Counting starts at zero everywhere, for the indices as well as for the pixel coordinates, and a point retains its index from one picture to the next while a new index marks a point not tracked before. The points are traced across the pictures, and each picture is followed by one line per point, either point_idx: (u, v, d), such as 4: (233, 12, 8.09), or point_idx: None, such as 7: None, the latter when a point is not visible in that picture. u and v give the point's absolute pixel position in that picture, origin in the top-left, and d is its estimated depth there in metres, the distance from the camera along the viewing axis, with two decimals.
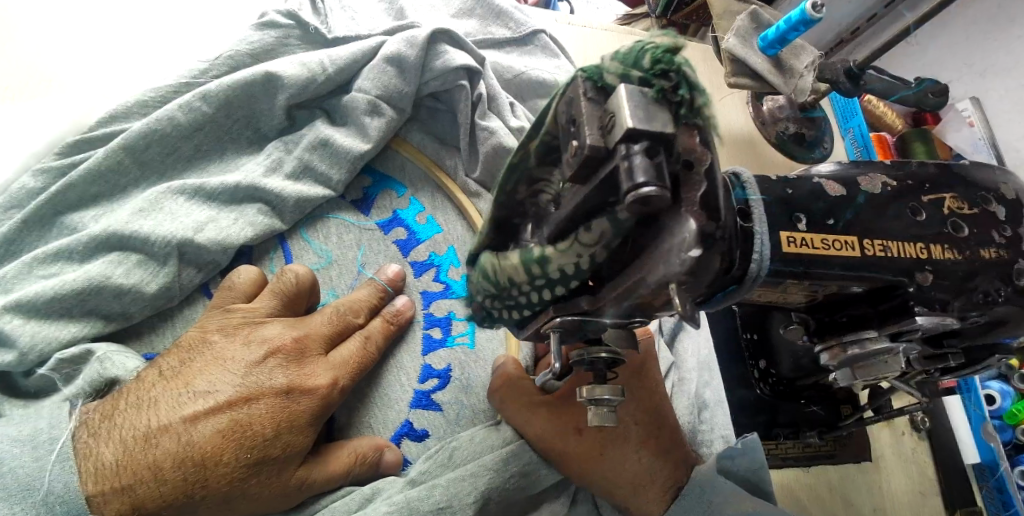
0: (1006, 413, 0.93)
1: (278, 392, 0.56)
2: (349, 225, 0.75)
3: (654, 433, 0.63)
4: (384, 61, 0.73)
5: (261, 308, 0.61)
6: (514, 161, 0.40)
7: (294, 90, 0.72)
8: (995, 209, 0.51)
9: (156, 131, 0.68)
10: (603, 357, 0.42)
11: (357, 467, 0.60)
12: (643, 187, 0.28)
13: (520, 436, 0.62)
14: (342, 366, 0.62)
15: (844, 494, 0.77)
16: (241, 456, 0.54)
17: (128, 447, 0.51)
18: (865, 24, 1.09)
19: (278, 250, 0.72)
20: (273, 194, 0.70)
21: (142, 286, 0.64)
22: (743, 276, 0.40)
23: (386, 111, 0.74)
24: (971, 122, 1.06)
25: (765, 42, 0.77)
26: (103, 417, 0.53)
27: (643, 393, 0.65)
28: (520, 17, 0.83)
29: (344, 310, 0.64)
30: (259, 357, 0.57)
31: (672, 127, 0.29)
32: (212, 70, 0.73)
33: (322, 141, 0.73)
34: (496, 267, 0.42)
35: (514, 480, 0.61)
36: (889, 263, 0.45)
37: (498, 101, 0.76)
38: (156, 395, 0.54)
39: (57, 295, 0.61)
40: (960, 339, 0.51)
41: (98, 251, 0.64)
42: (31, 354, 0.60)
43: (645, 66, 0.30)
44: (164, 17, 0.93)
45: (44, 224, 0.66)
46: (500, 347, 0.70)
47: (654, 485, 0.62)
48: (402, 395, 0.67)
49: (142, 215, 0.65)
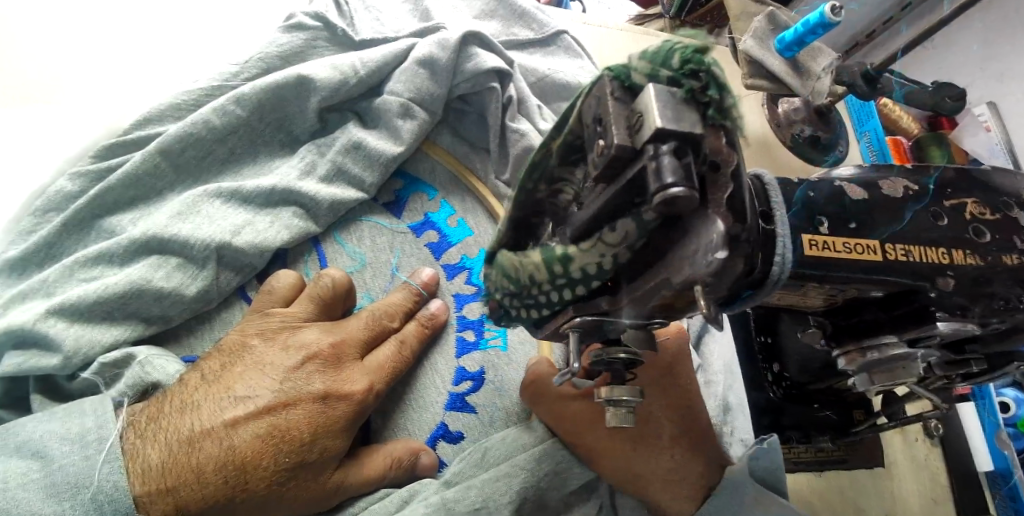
0: (1019, 421, 0.92)
1: (316, 397, 0.57)
2: (383, 227, 0.75)
3: (688, 431, 0.63)
4: (417, 63, 0.73)
5: (300, 313, 0.62)
6: (535, 160, 0.40)
7: (327, 92, 0.71)
8: (1016, 214, 0.51)
9: (192, 134, 0.68)
10: (620, 358, 0.42)
11: (392, 472, 0.60)
12: (671, 188, 0.28)
13: (551, 434, 0.62)
14: (379, 371, 0.62)
15: (856, 501, 0.77)
16: (280, 461, 0.54)
17: (172, 449, 0.51)
18: (882, 27, 1.08)
19: (313, 253, 0.72)
20: (308, 197, 0.70)
21: (182, 289, 0.64)
22: (764, 279, 0.40)
23: (419, 113, 0.74)
24: (988, 127, 1.08)
25: (783, 44, 0.76)
26: (149, 419, 0.54)
27: (678, 395, 0.64)
28: (543, 18, 0.83)
29: (379, 314, 0.64)
30: (298, 362, 0.58)
31: (700, 128, 0.29)
32: (243, 73, 0.73)
33: (354, 144, 0.73)
34: (516, 263, 0.42)
35: (548, 479, 0.60)
36: (907, 267, 0.44)
37: (527, 104, 0.77)
38: (199, 400, 0.55)
39: (101, 299, 0.61)
40: (979, 346, 0.50)
41: (138, 254, 0.64)
42: (76, 357, 0.60)
43: (674, 66, 0.30)
44: (187, 18, 0.92)
45: (83, 228, 0.66)
46: (532, 351, 0.69)
47: (689, 481, 0.61)
48: (437, 398, 0.67)
49: (181, 219, 0.66)
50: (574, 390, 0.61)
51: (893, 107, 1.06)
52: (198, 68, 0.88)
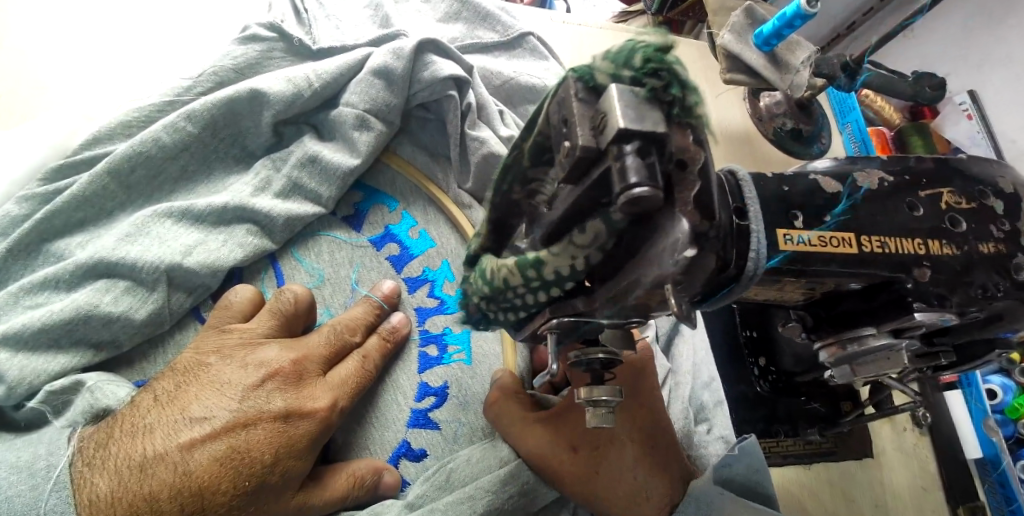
0: (1008, 407, 0.93)
1: (277, 415, 0.57)
2: (341, 242, 0.74)
3: (650, 448, 0.63)
4: (372, 74, 0.73)
5: (257, 329, 0.62)
6: (508, 161, 0.39)
7: (280, 106, 0.71)
8: (992, 203, 0.51)
9: (140, 153, 0.68)
10: (599, 357, 0.42)
11: (355, 491, 0.60)
12: (634, 188, 0.28)
13: (517, 455, 0.62)
14: (342, 387, 0.62)
15: (844, 487, 0.77)
16: (239, 484, 0.53)
17: (122, 478, 0.50)
18: (860, 18, 1.09)
19: (270, 271, 0.72)
20: (262, 214, 0.70)
21: (131, 313, 0.63)
22: (740, 274, 0.39)
23: (375, 125, 0.74)
24: (969, 115, 1.05)
25: (760, 39, 0.77)
26: (98, 445, 0.52)
27: (641, 405, 0.65)
28: (507, 20, 0.84)
29: (340, 329, 0.65)
30: (259, 380, 0.58)
31: (664, 127, 0.29)
32: (196, 87, 0.73)
33: (310, 157, 0.73)
34: (491, 268, 0.42)
35: (514, 500, 0.61)
36: (886, 258, 0.44)
37: (488, 110, 0.77)
38: (152, 423, 0.53)
39: (44, 327, 0.60)
40: (951, 338, 0.52)
41: (85, 279, 0.64)
42: (21, 387, 0.59)
43: (635, 66, 0.30)
44: (160, 23, 0.94)
45: (30, 252, 0.66)
46: (497, 362, 0.70)
47: (652, 499, 0.61)
48: (398, 415, 0.67)
49: (130, 241, 0.65)
50: (541, 415, 0.62)
51: (874, 97, 1.08)
52: (160, 80, 0.86)
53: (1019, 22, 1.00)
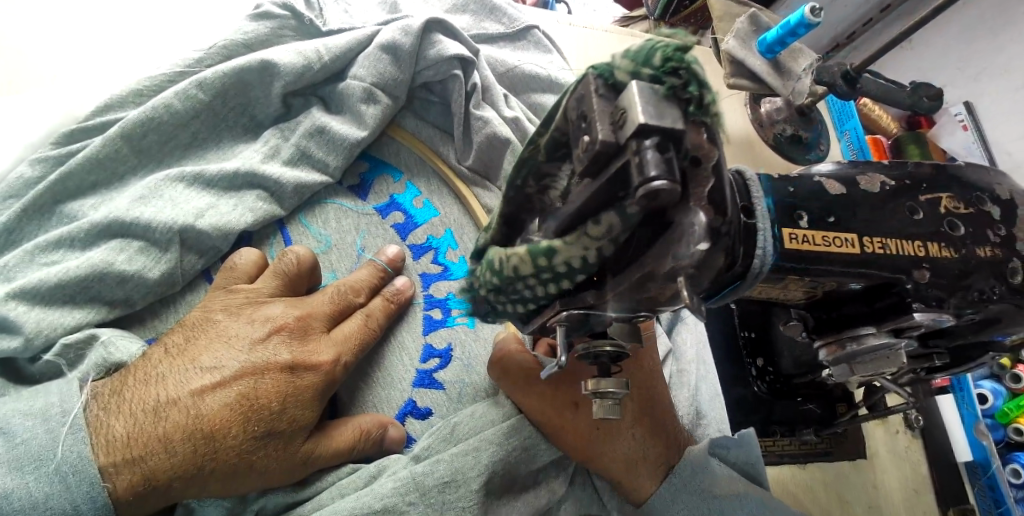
0: (997, 412, 0.95)
1: (284, 366, 0.57)
2: (348, 210, 0.75)
3: (648, 411, 0.64)
4: (380, 50, 0.74)
5: (263, 288, 0.63)
6: (522, 156, 0.40)
7: (290, 77, 0.72)
8: (989, 209, 0.52)
9: (152, 119, 0.68)
10: (607, 350, 0.43)
11: (361, 444, 0.60)
12: (654, 181, 0.29)
13: (517, 410, 0.62)
14: (346, 342, 0.63)
15: (839, 490, 0.78)
16: (250, 429, 0.54)
17: (138, 420, 0.51)
18: (860, 28, 1.12)
19: (278, 236, 0.72)
20: (272, 180, 0.70)
21: (145, 272, 0.64)
22: (746, 272, 0.41)
23: (382, 98, 0.75)
24: (965, 125, 1.08)
25: (764, 45, 0.78)
26: (112, 392, 0.53)
27: (639, 375, 0.65)
28: (514, 13, 0.85)
29: (345, 290, 0.65)
30: (265, 334, 0.59)
31: (681, 124, 0.30)
32: (206, 60, 0.73)
33: (318, 128, 0.73)
34: (501, 259, 0.43)
35: (517, 455, 0.60)
36: (887, 260, 0.46)
37: (492, 92, 0.78)
38: (164, 372, 0.55)
39: (61, 282, 0.61)
40: (945, 341, 0.53)
41: (99, 238, 0.64)
42: (38, 339, 0.59)
43: (655, 64, 0.31)
44: (163, 19, 0.92)
45: (44, 213, 0.66)
46: (500, 325, 0.71)
47: (648, 458, 0.62)
48: (404, 373, 0.68)
49: (143, 203, 0.66)
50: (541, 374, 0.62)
51: (873, 107, 1.09)
52: (169, 56, 0.86)
53: (1015, 35, 1.02)
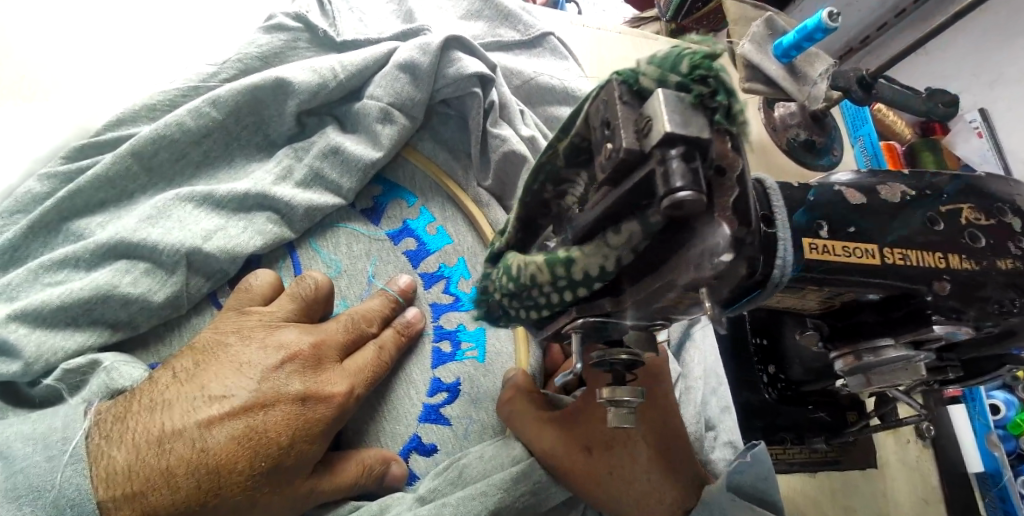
0: (1010, 422, 0.94)
1: (295, 398, 0.57)
2: (360, 234, 0.75)
3: (665, 453, 0.63)
4: (397, 68, 0.73)
5: (277, 312, 0.62)
6: (540, 161, 0.40)
7: (305, 96, 0.71)
8: (1010, 220, 0.52)
9: (164, 137, 0.68)
10: (622, 358, 0.43)
11: (363, 479, 0.61)
12: (679, 192, 0.29)
13: (530, 453, 0.62)
14: (359, 374, 0.62)
15: (847, 500, 0.78)
16: (255, 464, 0.54)
17: (141, 452, 0.51)
18: (874, 33, 1.12)
19: (288, 260, 0.72)
20: (283, 203, 0.70)
21: (149, 295, 0.64)
22: (766, 281, 0.39)
23: (399, 119, 0.74)
24: (979, 132, 1.07)
25: (779, 49, 0.78)
26: (116, 419, 0.53)
27: (652, 411, 0.65)
28: (529, 19, 0.84)
29: (357, 318, 0.65)
30: (277, 362, 0.58)
31: (708, 132, 0.30)
32: (221, 74, 0.73)
33: (332, 148, 0.73)
34: (518, 264, 0.42)
35: (525, 500, 0.60)
36: (906, 271, 0.45)
37: (510, 109, 0.77)
38: (171, 398, 0.54)
39: (64, 305, 0.61)
40: (957, 354, 0.53)
41: (105, 258, 0.64)
42: (38, 364, 0.59)
43: (682, 71, 0.30)
44: (177, 21, 0.93)
45: (50, 231, 0.66)
46: (511, 361, 0.70)
47: (661, 505, 0.60)
48: (410, 409, 0.68)
49: (150, 223, 0.65)
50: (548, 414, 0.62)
51: (886, 112, 1.07)
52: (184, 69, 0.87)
53: None
